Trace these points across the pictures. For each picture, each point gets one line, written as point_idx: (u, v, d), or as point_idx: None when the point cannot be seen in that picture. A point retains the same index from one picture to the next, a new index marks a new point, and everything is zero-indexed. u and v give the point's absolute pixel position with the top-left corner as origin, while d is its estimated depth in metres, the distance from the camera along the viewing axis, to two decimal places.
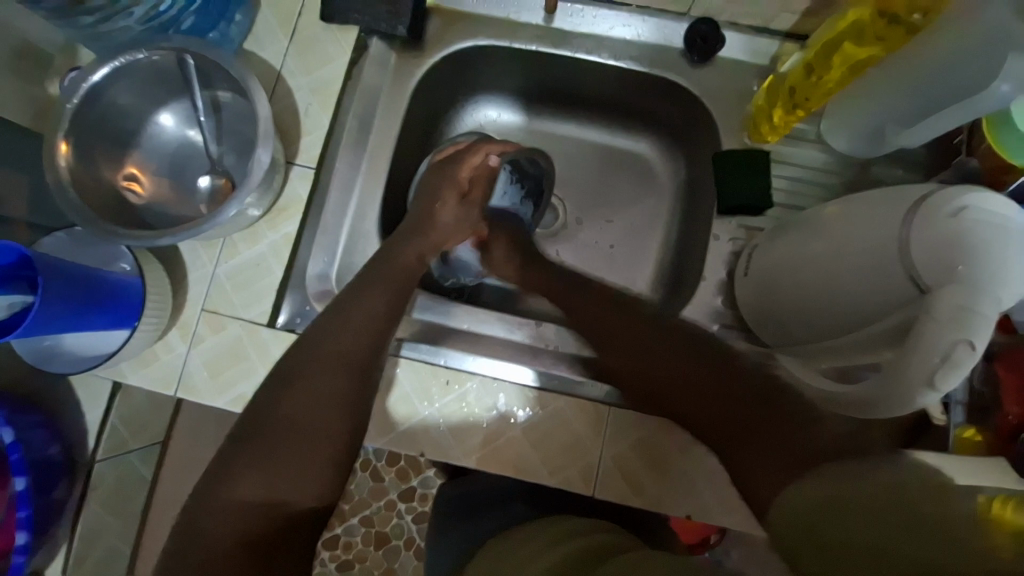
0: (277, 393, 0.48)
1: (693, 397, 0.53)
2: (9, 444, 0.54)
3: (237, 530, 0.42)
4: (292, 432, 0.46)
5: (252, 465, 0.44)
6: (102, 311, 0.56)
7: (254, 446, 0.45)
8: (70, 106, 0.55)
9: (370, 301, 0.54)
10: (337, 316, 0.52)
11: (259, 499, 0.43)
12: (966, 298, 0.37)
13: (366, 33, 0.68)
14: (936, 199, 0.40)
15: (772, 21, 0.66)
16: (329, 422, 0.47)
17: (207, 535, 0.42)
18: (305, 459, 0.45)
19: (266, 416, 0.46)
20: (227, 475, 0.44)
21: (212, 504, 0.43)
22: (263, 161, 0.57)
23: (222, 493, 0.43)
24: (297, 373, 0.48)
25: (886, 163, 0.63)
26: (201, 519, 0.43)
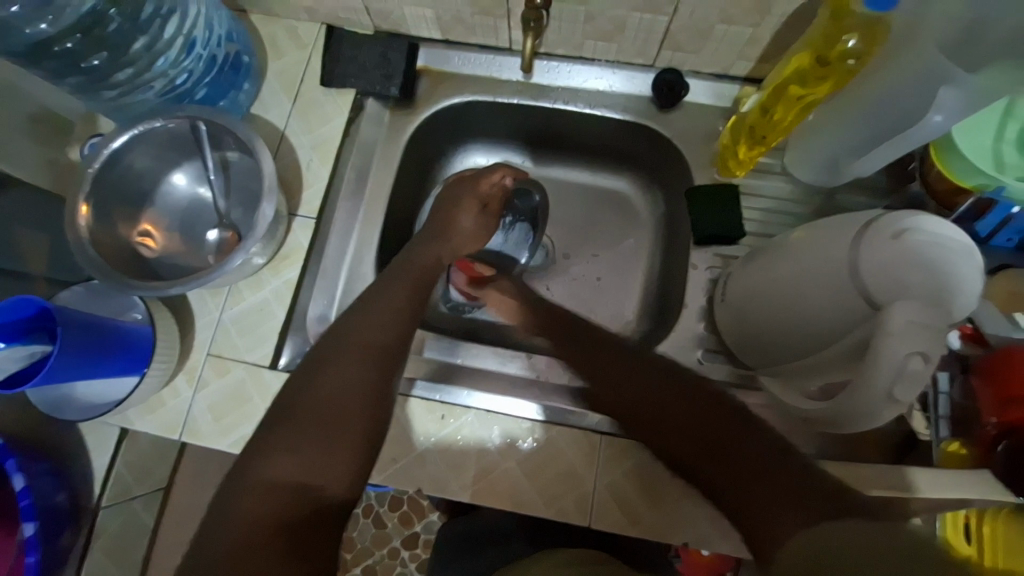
0: (310, 374, 0.47)
1: (682, 430, 0.48)
2: (20, 490, 0.57)
3: (271, 514, 0.39)
4: (319, 419, 0.44)
5: (287, 443, 0.43)
6: (113, 358, 0.59)
7: (288, 427, 0.44)
8: (92, 170, 0.61)
9: (395, 295, 0.55)
10: (359, 314, 0.53)
11: (290, 484, 0.41)
12: (916, 314, 0.40)
13: (362, 95, 0.75)
14: (885, 221, 0.43)
15: (731, 69, 0.71)
16: (361, 404, 0.46)
17: (236, 522, 0.39)
18: (337, 447, 0.44)
19: (300, 396, 0.46)
20: (260, 459, 0.42)
21: (244, 488, 0.41)
22: (268, 215, 0.62)
23: (255, 474, 0.41)
24: (320, 364, 0.48)
25: (849, 191, 0.67)
26: (231, 505, 0.40)
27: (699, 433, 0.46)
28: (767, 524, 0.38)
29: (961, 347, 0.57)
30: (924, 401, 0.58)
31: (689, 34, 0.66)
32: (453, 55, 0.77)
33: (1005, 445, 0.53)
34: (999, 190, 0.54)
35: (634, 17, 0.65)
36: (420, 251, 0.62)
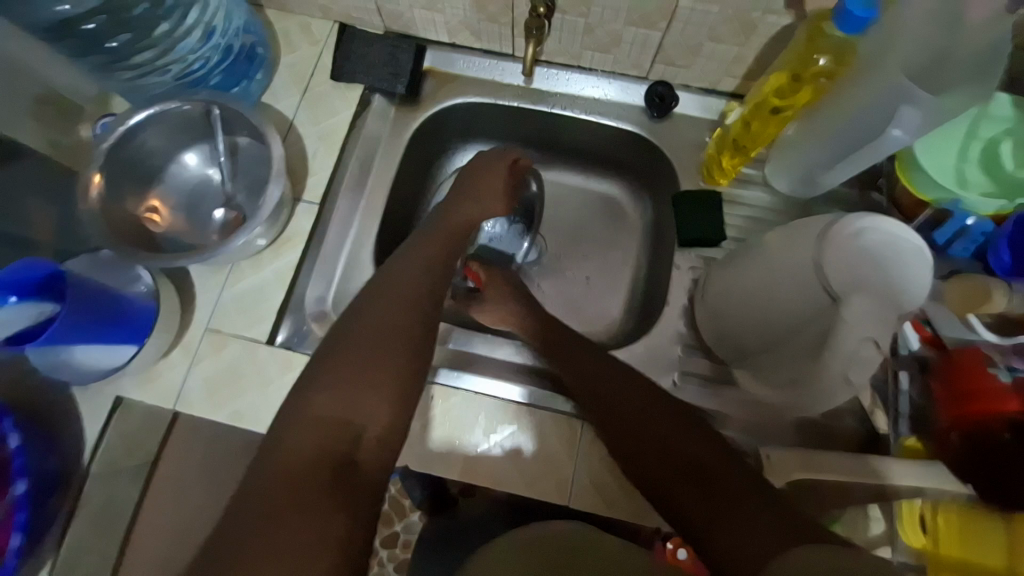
0: (340, 341, 0.54)
1: (666, 461, 0.55)
2: (15, 448, 0.62)
3: (317, 447, 0.46)
4: (356, 368, 0.51)
5: (328, 396, 0.49)
6: (117, 326, 0.61)
7: (329, 382, 0.50)
8: (104, 147, 0.63)
9: (414, 273, 0.60)
10: (381, 287, 0.59)
11: (334, 424, 0.47)
12: (871, 305, 0.44)
13: (369, 91, 0.78)
14: (841, 224, 0.47)
15: (718, 85, 0.76)
16: (389, 365, 0.53)
17: (287, 454, 0.45)
18: (371, 391, 0.50)
19: (336, 356, 0.53)
20: (305, 406, 0.49)
21: (292, 426, 0.48)
22: (274, 196, 0.65)
23: (303, 417, 0.48)
24: (352, 331, 0.55)
25: (823, 203, 0.71)
26: (284, 441, 0.46)
27: (678, 467, 0.54)
28: (749, 549, 0.44)
29: (921, 349, 0.61)
30: (885, 398, 0.64)
31: (680, 49, 0.71)
32: (458, 58, 0.81)
33: (957, 435, 0.56)
34: (955, 201, 0.60)
35: (630, 31, 0.70)
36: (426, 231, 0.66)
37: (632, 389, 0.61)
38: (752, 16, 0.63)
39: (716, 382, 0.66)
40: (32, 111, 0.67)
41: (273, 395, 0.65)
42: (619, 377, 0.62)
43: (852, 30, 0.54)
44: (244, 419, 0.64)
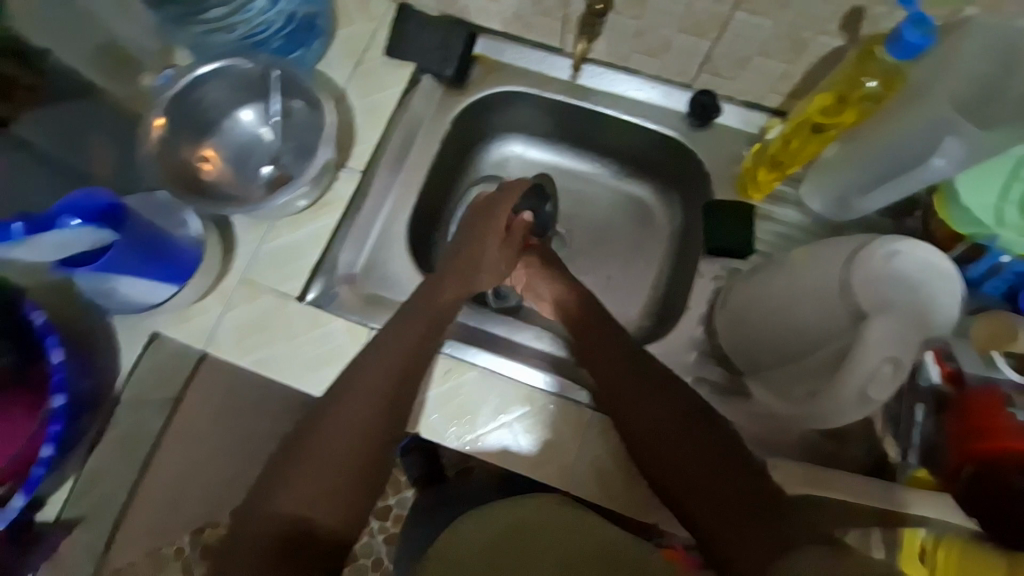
0: (327, 410, 0.59)
1: (681, 473, 0.57)
2: (57, 363, 0.65)
3: (277, 538, 0.53)
4: (326, 462, 0.56)
5: (297, 479, 0.55)
6: (160, 264, 0.66)
7: (300, 461, 0.56)
8: (170, 96, 0.68)
9: (411, 330, 0.63)
10: (379, 345, 0.62)
11: (290, 516, 0.54)
12: (893, 326, 0.45)
13: (420, 70, 0.80)
14: (873, 245, 0.47)
15: (763, 99, 0.76)
16: (360, 453, 0.57)
17: (255, 531, 0.54)
18: (335, 491, 0.56)
19: (313, 430, 0.58)
20: (273, 491, 0.55)
21: (260, 512, 0.55)
22: (321, 160, 0.69)
23: (268, 506, 0.55)
24: (337, 400, 0.59)
25: (856, 227, 0.71)
26: (252, 518, 0.55)
27: (707, 487, 0.55)
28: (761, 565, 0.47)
29: (940, 384, 0.61)
30: (897, 425, 0.64)
31: (729, 61, 0.71)
32: (508, 48, 0.82)
33: (970, 471, 0.56)
34: (992, 238, 0.59)
35: (680, 38, 0.71)
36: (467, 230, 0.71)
37: (660, 403, 0.61)
38: (804, 35, 0.64)
39: (728, 391, 0.67)
40: (92, 59, 0.71)
41: (298, 348, 0.68)
42: (649, 387, 0.62)
43: (906, 57, 0.52)
44: (267, 367, 0.67)
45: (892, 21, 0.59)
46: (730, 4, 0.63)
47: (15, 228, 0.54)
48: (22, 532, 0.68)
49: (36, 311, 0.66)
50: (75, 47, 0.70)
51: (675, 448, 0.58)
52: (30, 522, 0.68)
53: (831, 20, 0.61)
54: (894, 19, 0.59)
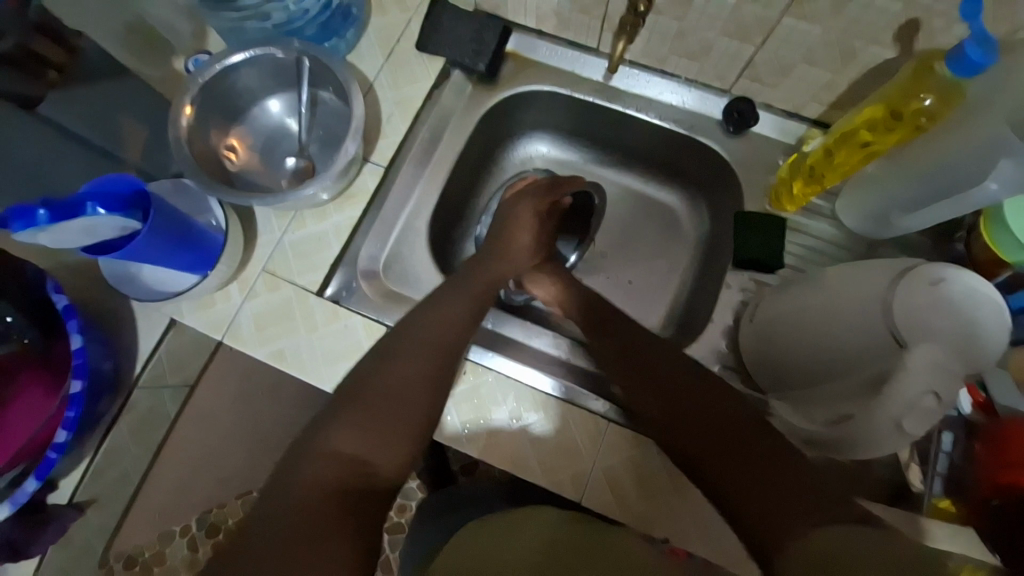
0: (380, 360, 0.55)
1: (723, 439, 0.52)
2: (76, 348, 0.63)
3: (334, 480, 0.45)
4: (384, 406, 0.51)
5: (354, 421, 0.49)
6: (186, 250, 0.64)
7: (358, 405, 0.51)
8: (200, 82, 0.66)
9: (458, 304, 0.62)
10: (428, 309, 0.61)
11: (350, 454, 0.47)
12: (938, 355, 0.43)
13: (450, 65, 0.79)
14: (922, 269, 0.46)
15: (802, 109, 0.74)
16: (417, 395, 0.53)
17: (304, 474, 0.45)
18: (394, 435, 0.50)
19: (371, 376, 0.54)
20: (329, 430, 0.49)
21: (311, 455, 0.47)
22: (349, 152, 0.67)
23: (321, 446, 0.48)
24: (390, 354, 0.56)
25: (893, 246, 0.69)
26: (301, 461, 0.47)
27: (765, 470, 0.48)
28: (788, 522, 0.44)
29: (972, 412, 0.59)
30: (924, 454, 0.60)
31: (771, 67, 0.69)
32: (541, 45, 0.81)
33: (997, 503, 0.55)
34: None
35: (722, 42, 0.68)
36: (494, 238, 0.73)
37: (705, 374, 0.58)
38: (854, 44, 0.61)
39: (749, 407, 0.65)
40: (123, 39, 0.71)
41: (316, 341, 0.68)
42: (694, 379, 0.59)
43: (967, 76, 0.50)
44: (285, 359, 0.67)
45: (950, 34, 0.56)
46: (779, 9, 0.60)
47: (40, 214, 0.51)
48: (31, 513, 0.67)
49: (58, 295, 0.65)
50: (104, 24, 0.70)
51: (723, 425, 0.53)
52: (42, 503, 0.69)
53: (884, 31, 0.58)
54: (951, 34, 0.56)
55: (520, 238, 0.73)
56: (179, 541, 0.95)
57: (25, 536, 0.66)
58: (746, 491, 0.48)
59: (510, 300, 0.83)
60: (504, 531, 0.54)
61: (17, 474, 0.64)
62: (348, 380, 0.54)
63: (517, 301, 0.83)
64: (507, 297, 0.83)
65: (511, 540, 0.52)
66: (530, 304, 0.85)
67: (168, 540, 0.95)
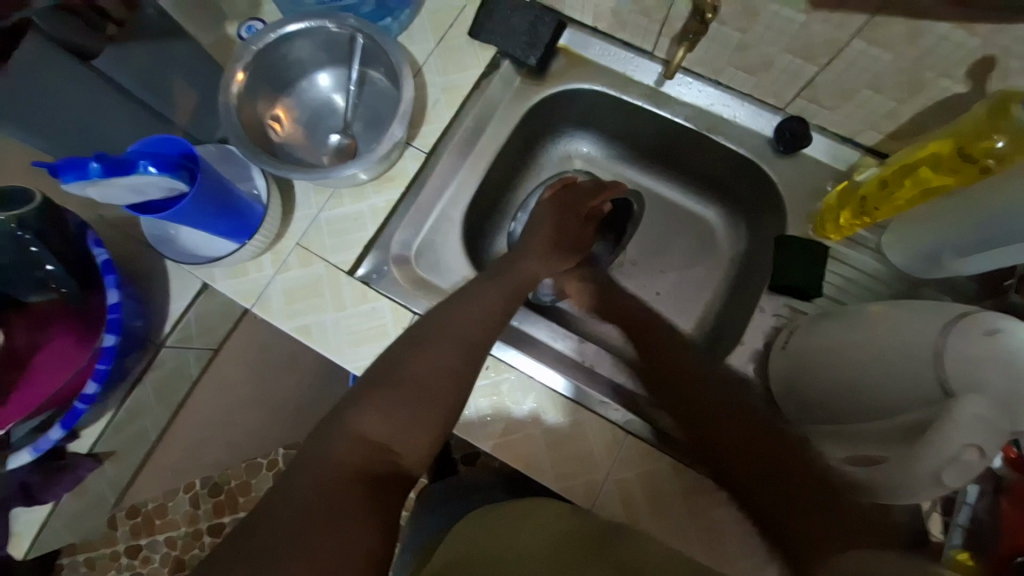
0: (410, 347, 0.54)
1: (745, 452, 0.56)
2: (113, 304, 0.65)
3: (358, 462, 0.44)
4: (413, 391, 0.50)
5: (381, 405, 0.49)
6: (227, 218, 0.65)
7: (385, 389, 0.50)
8: (253, 50, 0.66)
9: (491, 296, 0.61)
10: (464, 298, 0.60)
11: (376, 439, 0.47)
12: (986, 410, 0.41)
13: (501, 55, 0.78)
14: (980, 317, 0.45)
15: (858, 136, 0.72)
16: (447, 387, 0.52)
17: (329, 456, 0.44)
18: (419, 420, 0.49)
19: (400, 363, 0.53)
20: (354, 412, 0.48)
21: (335, 434, 0.46)
22: (395, 135, 0.67)
23: (347, 426, 0.47)
24: (422, 342, 0.55)
25: (936, 287, 0.67)
26: (325, 441, 0.46)
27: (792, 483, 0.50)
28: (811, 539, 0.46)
29: (1002, 467, 0.58)
30: (947, 504, 0.59)
31: (832, 91, 0.67)
32: (595, 44, 0.79)
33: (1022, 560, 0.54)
34: None
35: (784, 58, 0.66)
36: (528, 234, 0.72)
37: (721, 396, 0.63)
38: (924, 75, 0.59)
39: None
40: None
41: (343, 320, 0.68)
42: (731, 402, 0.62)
43: None
44: (311, 335, 0.68)
45: None
46: (851, 31, 0.58)
47: (92, 167, 0.52)
48: (51, 460, 0.70)
49: (99, 249, 0.67)
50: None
51: (757, 442, 0.56)
52: (62, 451, 0.72)
53: (960, 65, 0.56)
54: None
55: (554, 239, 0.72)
56: (182, 497, 0.97)
57: (42, 481, 0.71)
58: (782, 509, 0.50)
59: (538, 301, 0.83)
60: (513, 521, 0.55)
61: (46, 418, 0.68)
62: (376, 365, 0.53)
63: (545, 300, 0.83)
64: (535, 297, 0.82)
65: (523, 526, 0.53)
66: (554, 304, 0.84)
67: (173, 495, 0.96)
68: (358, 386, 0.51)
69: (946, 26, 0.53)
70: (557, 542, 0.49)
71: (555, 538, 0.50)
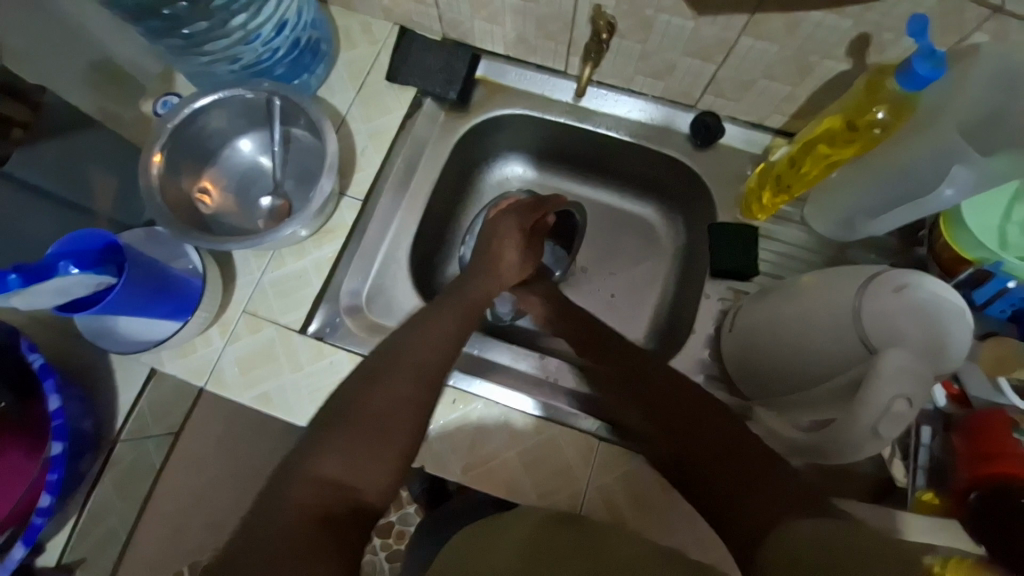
0: (365, 382, 0.53)
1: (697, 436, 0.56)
2: (55, 410, 0.64)
3: (316, 506, 0.43)
4: (369, 425, 0.49)
5: (337, 446, 0.47)
6: (164, 298, 0.64)
7: (341, 427, 0.49)
8: (169, 127, 0.66)
9: (444, 322, 0.61)
10: (416, 329, 0.59)
11: (335, 479, 0.46)
12: (907, 361, 0.45)
13: (421, 94, 0.80)
14: (890, 275, 0.48)
15: (765, 120, 0.76)
16: (407, 418, 0.51)
17: (287, 502, 0.43)
18: (379, 455, 0.48)
19: (353, 401, 0.51)
20: (311, 455, 0.47)
21: (293, 480, 0.45)
22: (325, 190, 0.67)
23: (304, 470, 0.46)
24: (376, 377, 0.53)
25: (861, 247, 0.71)
26: (283, 488, 0.45)
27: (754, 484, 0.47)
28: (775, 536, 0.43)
29: (946, 405, 0.62)
30: (905, 449, 0.62)
31: (733, 83, 0.71)
32: (510, 70, 0.82)
33: (977, 496, 0.56)
34: (998, 263, 0.59)
35: (685, 61, 0.70)
36: (475, 261, 0.73)
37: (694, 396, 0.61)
38: (810, 59, 0.64)
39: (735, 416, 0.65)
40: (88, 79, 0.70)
41: (302, 380, 0.67)
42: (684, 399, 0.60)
43: (915, 88, 0.52)
44: (271, 402, 0.66)
45: (899, 48, 0.59)
46: (737, 29, 0.63)
47: (11, 278, 0.50)
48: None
49: (32, 354, 0.65)
50: (70, 65, 0.68)
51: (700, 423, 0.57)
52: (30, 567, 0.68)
53: (838, 46, 0.61)
54: (901, 47, 0.59)
55: (504, 261, 0.74)
56: None
57: None
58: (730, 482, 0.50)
59: (496, 321, 0.85)
60: (513, 526, 0.51)
61: (8, 538, 0.64)
62: (330, 405, 0.52)
63: (504, 320, 0.85)
64: (493, 317, 0.85)
65: (522, 531, 0.49)
66: (513, 323, 0.86)
67: None
68: (313, 428, 0.50)
69: (818, 14, 0.57)
70: (576, 549, 0.47)
71: (576, 544, 0.48)
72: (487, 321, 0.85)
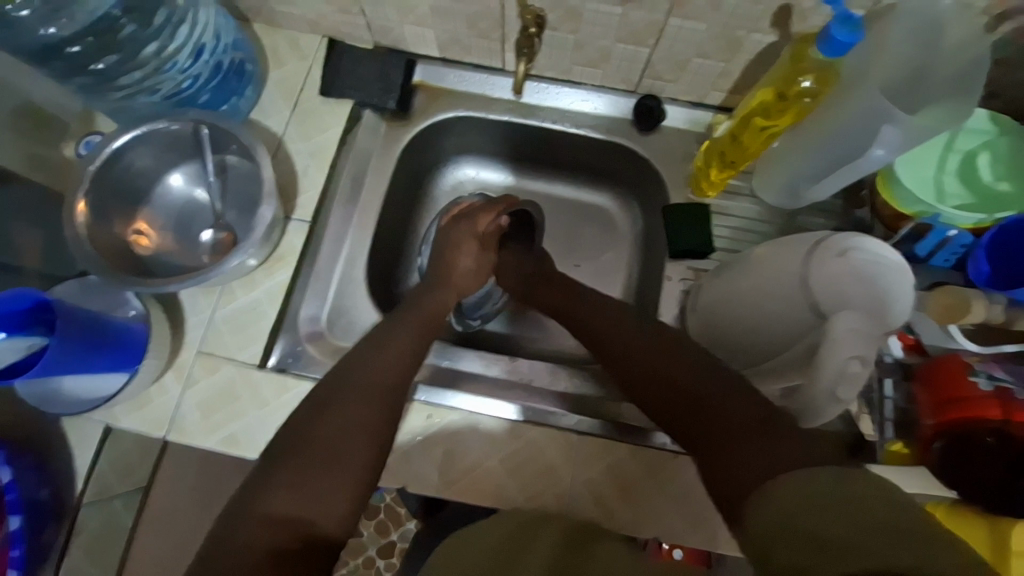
0: (315, 414, 0.50)
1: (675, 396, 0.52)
2: (7, 483, 0.63)
3: (268, 546, 0.42)
4: (322, 457, 0.47)
5: (289, 481, 0.45)
6: (106, 353, 0.61)
7: (290, 464, 0.46)
8: (91, 168, 0.63)
9: (399, 338, 0.59)
10: (374, 348, 0.57)
11: (286, 517, 0.44)
12: (854, 321, 0.46)
13: (360, 106, 0.78)
14: (830, 241, 0.50)
15: (705, 98, 0.77)
16: (362, 444, 0.49)
17: (241, 543, 0.42)
18: (332, 487, 0.46)
19: (303, 433, 0.49)
20: (260, 494, 0.45)
21: (242, 518, 0.44)
22: (266, 217, 0.64)
23: (252, 510, 0.44)
24: (327, 407, 0.50)
25: (809, 213, 0.73)
26: (235, 530, 0.43)
27: (730, 437, 0.46)
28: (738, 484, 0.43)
29: (904, 355, 0.64)
30: (870, 402, 0.64)
31: (668, 65, 0.72)
32: (448, 73, 0.80)
33: (940, 444, 0.58)
34: (935, 215, 0.62)
35: (618, 47, 0.70)
36: (433, 270, 0.72)
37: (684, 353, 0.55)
38: (738, 34, 0.64)
39: None
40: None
41: (267, 417, 0.65)
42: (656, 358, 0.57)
43: (836, 54, 0.53)
44: (240, 443, 0.64)
45: (820, 15, 0.60)
46: (663, 11, 0.63)
47: None
48: None
49: None
50: None
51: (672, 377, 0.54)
52: None
53: (761, 19, 0.62)
54: (821, 15, 0.60)
55: (460, 266, 0.73)
56: None
57: None
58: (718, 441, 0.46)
59: (467, 328, 0.83)
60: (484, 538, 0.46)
61: None
62: (280, 442, 0.49)
63: (473, 325, 0.83)
64: (462, 324, 0.82)
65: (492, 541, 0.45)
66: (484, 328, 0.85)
67: None
68: (257, 468, 0.47)
69: None
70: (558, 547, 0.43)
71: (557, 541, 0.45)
72: (456, 331, 0.83)
